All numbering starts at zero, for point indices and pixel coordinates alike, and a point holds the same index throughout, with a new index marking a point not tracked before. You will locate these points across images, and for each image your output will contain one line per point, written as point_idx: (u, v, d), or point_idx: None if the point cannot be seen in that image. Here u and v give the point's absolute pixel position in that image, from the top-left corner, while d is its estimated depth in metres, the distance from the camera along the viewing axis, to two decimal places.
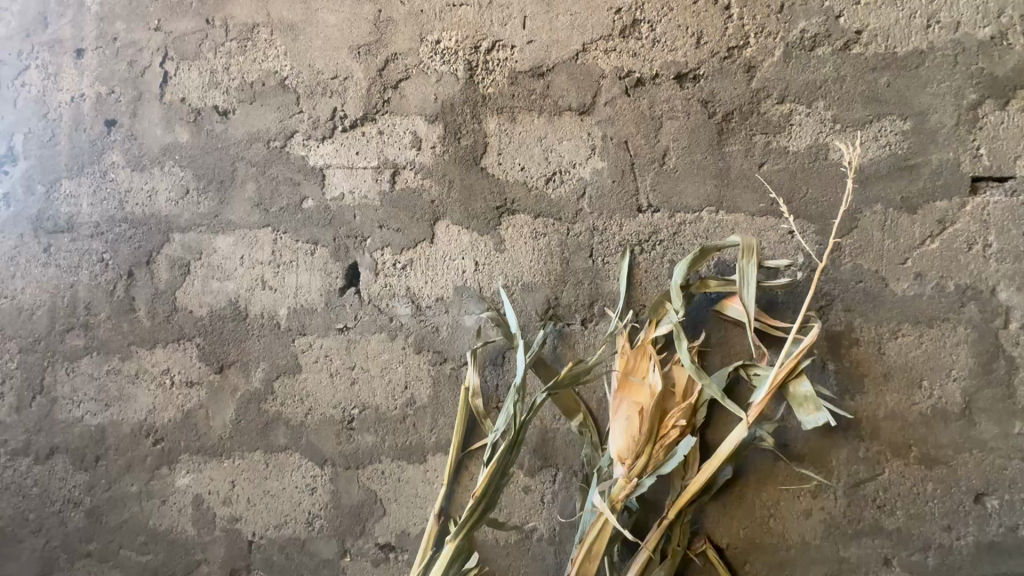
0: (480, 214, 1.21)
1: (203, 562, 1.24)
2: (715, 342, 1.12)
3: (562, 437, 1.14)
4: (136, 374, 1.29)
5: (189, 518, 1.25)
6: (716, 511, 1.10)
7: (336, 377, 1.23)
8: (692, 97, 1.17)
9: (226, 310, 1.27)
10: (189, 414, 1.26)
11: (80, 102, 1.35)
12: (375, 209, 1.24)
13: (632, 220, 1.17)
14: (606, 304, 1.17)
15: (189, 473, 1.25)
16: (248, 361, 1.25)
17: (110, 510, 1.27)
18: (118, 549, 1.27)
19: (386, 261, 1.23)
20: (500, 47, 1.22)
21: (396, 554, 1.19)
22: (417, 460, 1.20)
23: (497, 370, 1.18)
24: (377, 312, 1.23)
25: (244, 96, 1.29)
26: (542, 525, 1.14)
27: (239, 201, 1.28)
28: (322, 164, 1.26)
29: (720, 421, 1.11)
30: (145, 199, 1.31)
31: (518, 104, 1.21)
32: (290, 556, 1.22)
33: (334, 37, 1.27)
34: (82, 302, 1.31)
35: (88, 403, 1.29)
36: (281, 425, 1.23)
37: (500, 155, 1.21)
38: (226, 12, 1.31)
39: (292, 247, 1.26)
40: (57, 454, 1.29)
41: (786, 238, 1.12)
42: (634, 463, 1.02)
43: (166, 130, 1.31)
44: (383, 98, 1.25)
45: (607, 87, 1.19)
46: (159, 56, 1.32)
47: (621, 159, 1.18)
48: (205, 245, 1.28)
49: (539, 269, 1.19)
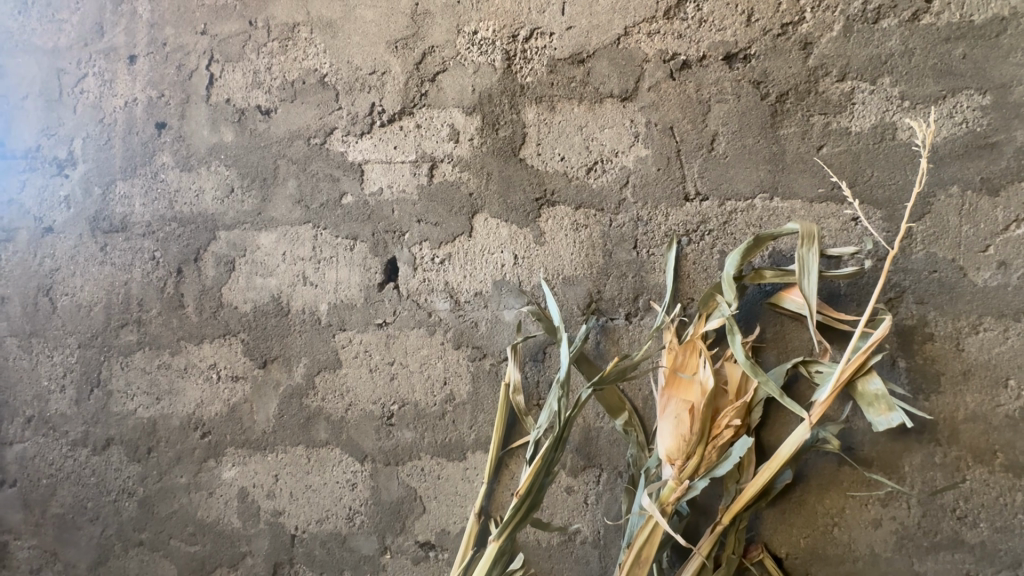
0: (519, 206, 1.18)
1: (248, 555, 1.26)
2: (770, 337, 1.05)
3: (606, 436, 1.10)
4: (185, 368, 1.32)
5: (234, 510, 1.27)
6: (773, 518, 1.03)
7: (376, 372, 1.22)
8: (742, 78, 1.10)
9: (269, 306, 1.28)
10: (235, 408, 1.29)
11: (133, 106, 1.40)
12: (413, 203, 1.23)
13: (678, 209, 1.11)
14: (651, 297, 1.12)
15: (235, 466, 1.27)
16: (290, 356, 1.26)
17: (160, 501, 1.31)
18: (168, 539, 1.30)
19: (424, 256, 1.22)
20: (539, 34, 1.19)
21: (437, 552, 1.18)
22: (456, 458, 1.18)
23: (538, 366, 1.15)
24: (415, 307, 1.21)
25: (286, 95, 1.31)
26: (586, 527, 1.10)
27: (281, 199, 1.29)
28: (361, 160, 1.26)
29: (778, 421, 1.04)
30: (193, 199, 1.34)
31: (558, 93, 1.18)
32: (331, 551, 1.22)
33: (372, 33, 1.27)
34: (134, 299, 1.36)
35: (140, 396, 1.34)
36: (322, 421, 1.24)
37: (539, 146, 1.18)
38: (268, 13, 1.33)
39: (332, 243, 1.26)
40: (112, 445, 1.34)
41: (848, 226, 1.04)
42: (685, 465, 0.96)
43: (212, 131, 1.35)
44: (420, 91, 1.24)
45: (651, 71, 1.14)
46: (206, 59, 1.36)
47: (667, 145, 1.13)
48: (249, 242, 1.30)
49: (581, 261, 1.15)
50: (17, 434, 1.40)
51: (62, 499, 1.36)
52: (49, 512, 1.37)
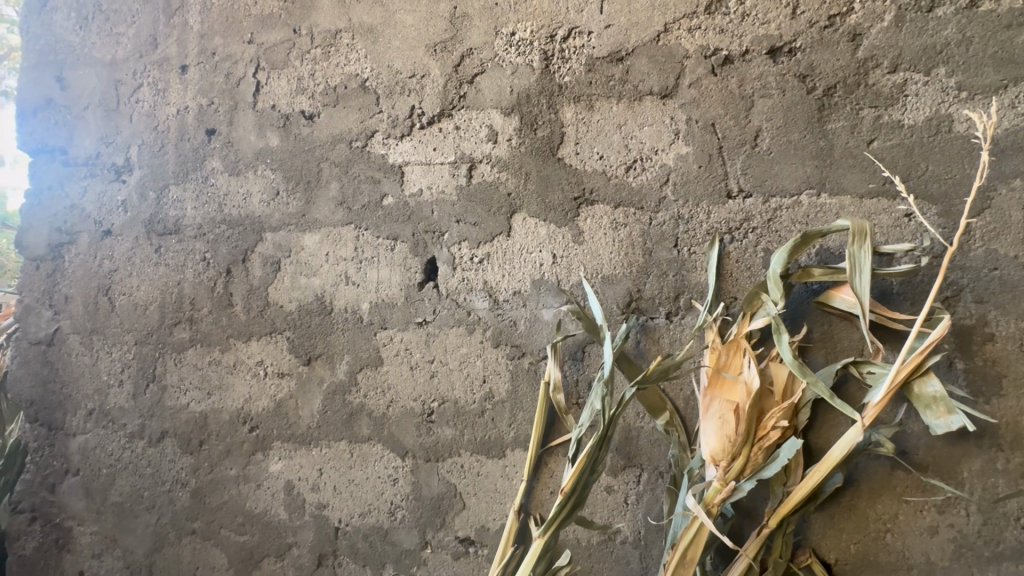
0: (558, 205, 1.18)
1: (294, 545, 1.30)
2: (817, 337, 1.03)
3: (647, 436, 1.09)
4: (234, 365, 1.37)
5: (281, 502, 1.31)
6: (821, 523, 1.01)
7: (416, 370, 1.24)
8: (787, 72, 1.08)
9: (313, 305, 1.32)
10: (281, 404, 1.33)
11: (184, 114, 1.46)
12: (452, 203, 1.24)
13: (720, 206, 1.10)
14: (693, 296, 1.11)
15: (281, 459, 1.32)
16: (334, 354, 1.30)
17: (211, 492, 1.36)
18: (219, 528, 1.36)
19: (464, 255, 1.23)
20: (577, 34, 1.19)
21: (476, 548, 1.19)
22: (496, 455, 1.19)
23: (577, 365, 1.15)
24: (455, 306, 1.23)
25: (329, 100, 1.35)
26: (626, 527, 1.09)
27: (324, 201, 1.33)
28: (401, 162, 1.29)
29: (826, 423, 1.01)
30: (241, 201, 1.40)
31: (596, 91, 1.18)
32: (373, 544, 1.25)
33: (412, 37, 1.30)
34: (187, 298, 1.42)
35: (192, 391, 1.40)
36: (364, 417, 1.27)
37: (578, 145, 1.18)
38: (311, 21, 1.37)
39: (373, 243, 1.29)
40: (166, 438, 1.41)
41: (901, 222, 1.01)
42: (730, 466, 0.95)
43: (259, 136, 1.40)
44: (459, 93, 1.26)
45: (691, 67, 1.13)
46: (253, 67, 1.41)
47: (708, 142, 1.11)
48: (294, 243, 1.35)
49: (620, 260, 1.14)
50: (79, 425, 1.48)
51: (121, 488, 1.43)
52: (109, 500, 1.44)
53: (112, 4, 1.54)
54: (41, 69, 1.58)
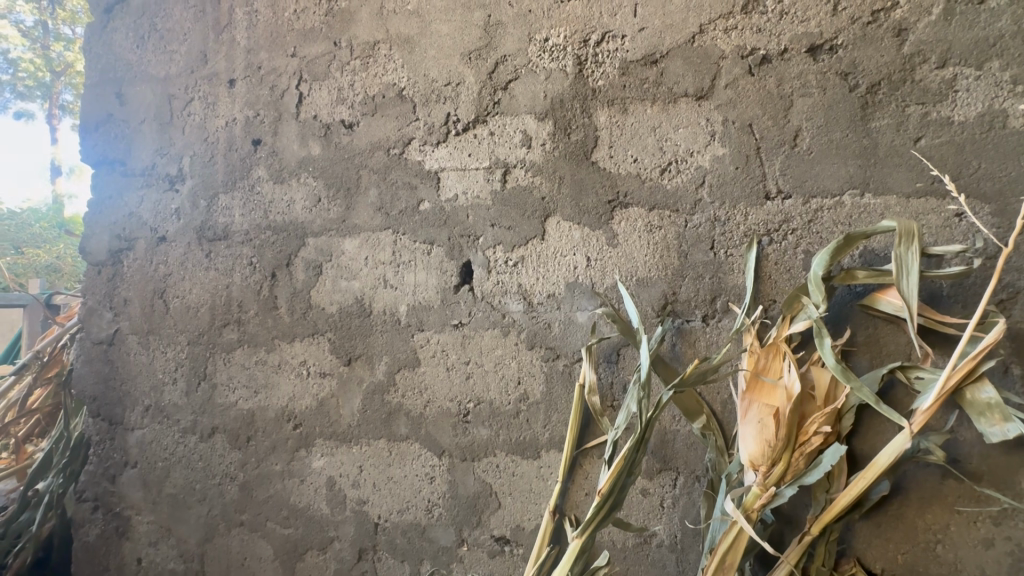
0: (592, 209, 1.19)
1: (336, 539, 1.35)
2: (861, 341, 1.00)
3: (683, 439, 1.09)
4: (279, 365, 1.43)
5: (323, 497, 1.36)
6: (866, 531, 0.98)
7: (452, 371, 1.27)
8: (828, 70, 1.06)
9: (353, 307, 1.37)
10: (323, 402, 1.38)
11: (232, 125, 1.54)
12: (487, 208, 1.27)
13: (758, 208, 1.09)
14: (730, 299, 1.10)
15: (323, 456, 1.37)
16: (373, 354, 1.34)
17: (258, 486, 1.43)
18: (265, 521, 1.42)
19: (498, 259, 1.26)
20: (610, 38, 1.20)
21: (511, 548, 1.21)
22: (531, 456, 1.21)
23: (612, 368, 1.16)
24: (490, 309, 1.25)
25: (367, 109, 1.39)
26: (662, 530, 1.09)
27: (364, 207, 1.37)
28: (437, 168, 1.32)
29: (871, 429, 0.99)
30: (285, 208, 1.46)
31: (630, 95, 1.18)
32: (411, 540, 1.28)
33: (447, 45, 1.33)
34: (235, 301, 1.49)
35: (240, 389, 1.47)
36: (402, 416, 1.31)
37: (611, 148, 1.19)
38: (351, 33, 1.43)
39: (410, 247, 1.33)
40: (216, 433, 1.48)
41: (951, 222, 0.98)
42: (770, 471, 0.93)
43: (302, 146, 1.45)
44: (493, 99, 1.28)
45: (727, 68, 1.12)
46: (296, 79, 1.47)
47: (745, 143, 1.10)
48: (335, 248, 1.40)
49: (655, 263, 1.14)
50: (137, 421, 1.57)
51: (175, 481, 1.52)
52: (164, 491, 1.53)
53: (166, 23, 1.63)
54: (102, 86, 1.69)
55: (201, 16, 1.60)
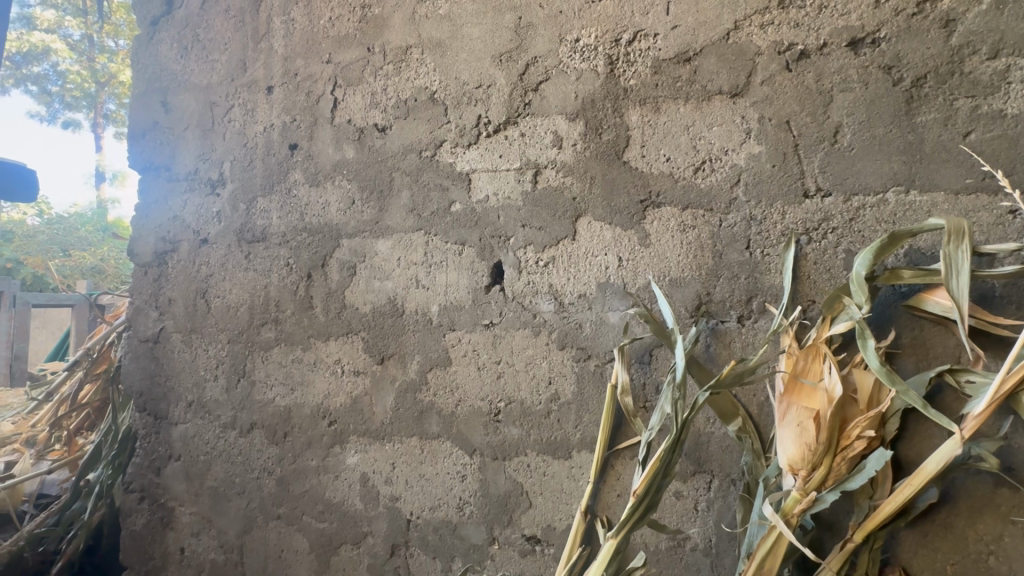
0: (624, 209, 1.18)
1: (369, 534, 1.37)
2: (906, 343, 0.97)
3: (718, 442, 1.07)
4: (314, 363, 1.47)
5: (357, 493, 1.39)
6: (913, 541, 0.95)
7: (484, 370, 1.28)
8: (870, 64, 1.03)
9: (386, 308, 1.40)
10: (357, 400, 1.41)
11: (270, 131, 1.59)
12: (518, 208, 1.28)
13: (796, 206, 1.06)
14: (767, 299, 1.08)
15: (357, 452, 1.40)
16: (405, 354, 1.37)
17: (295, 480, 1.47)
18: (301, 515, 1.45)
19: (529, 259, 1.26)
20: (642, 36, 1.19)
21: (543, 547, 1.21)
22: (562, 455, 1.21)
23: (645, 368, 1.15)
24: (521, 309, 1.26)
25: (400, 113, 1.42)
26: (697, 534, 1.08)
27: (396, 208, 1.40)
28: (468, 169, 1.33)
29: (917, 434, 0.95)
30: (321, 210, 1.50)
31: (663, 93, 1.17)
32: (443, 537, 1.30)
33: (478, 48, 1.34)
34: (273, 301, 1.54)
35: (278, 386, 1.51)
36: (433, 414, 1.33)
37: (643, 147, 1.18)
38: (384, 39, 1.46)
39: (442, 248, 1.35)
40: (255, 429, 1.53)
41: (1004, 220, 0.94)
42: (811, 476, 0.91)
43: (336, 149, 1.49)
44: (524, 101, 1.29)
45: (764, 64, 1.10)
46: (331, 85, 1.51)
47: (783, 140, 1.08)
48: (368, 249, 1.43)
49: (688, 263, 1.13)
50: (180, 415, 1.64)
51: (216, 474, 1.57)
52: (205, 484, 1.58)
53: (208, 34, 1.70)
54: (148, 95, 1.77)
55: (240, 26, 1.66)
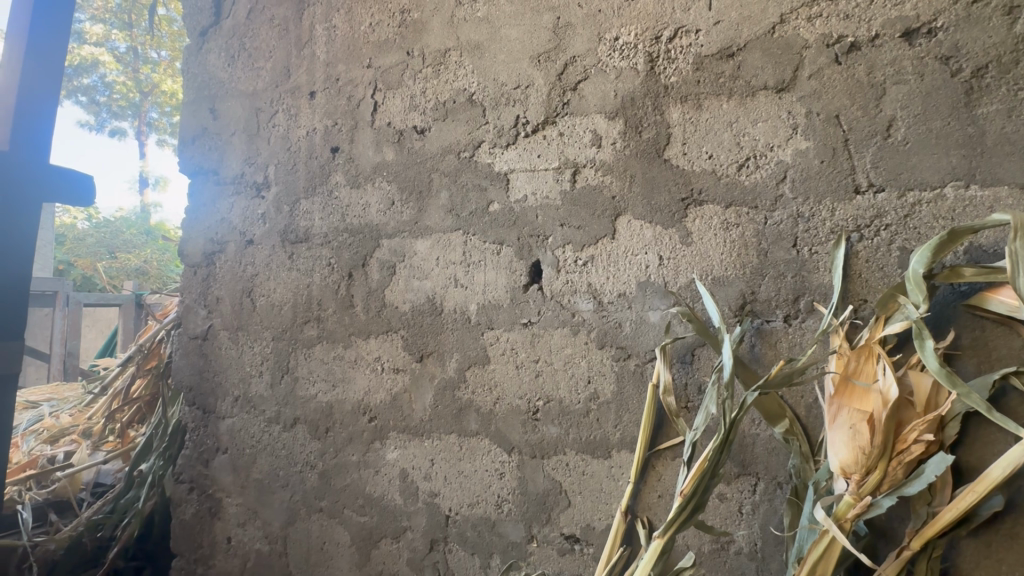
0: (665, 207, 1.17)
1: (409, 529, 1.40)
2: (966, 344, 0.93)
3: (764, 444, 1.05)
4: (355, 360, 1.51)
5: (396, 488, 1.42)
6: (974, 550, 0.91)
7: (522, 369, 1.29)
8: (925, 54, 1.00)
9: (425, 306, 1.42)
10: (397, 397, 1.44)
11: (313, 134, 1.64)
12: (556, 208, 1.28)
13: (846, 202, 1.04)
14: (815, 298, 1.05)
15: (397, 448, 1.43)
16: (444, 352, 1.39)
17: (337, 474, 1.51)
18: (342, 508, 1.49)
19: (568, 258, 1.26)
20: (683, 33, 1.18)
21: (582, 546, 1.21)
22: (601, 455, 1.20)
23: (686, 368, 1.14)
24: (560, 308, 1.26)
25: (439, 115, 1.44)
26: (742, 537, 1.06)
27: (435, 209, 1.42)
28: (506, 169, 1.34)
29: (980, 439, 0.91)
30: (361, 211, 1.53)
31: (705, 90, 1.16)
32: (481, 534, 1.31)
33: (516, 49, 1.35)
34: (315, 300, 1.58)
35: (320, 383, 1.56)
36: (472, 412, 1.34)
37: (685, 145, 1.17)
38: (423, 42, 1.48)
39: (480, 247, 1.36)
40: (298, 424, 1.58)
41: None
42: (864, 480, 0.88)
43: (377, 152, 1.52)
44: (563, 100, 1.29)
45: (812, 58, 1.07)
46: (371, 89, 1.55)
47: (833, 135, 1.05)
48: (408, 249, 1.46)
49: (732, 261, 1.11)
50: (227, 410, 1.70)
51: (261, 467, 1.63)
52: (251, 476, 1.64)
53: (253, 42, 1.76)
54: (198, 103, 1.84)
55: (285, 34, 1.71)
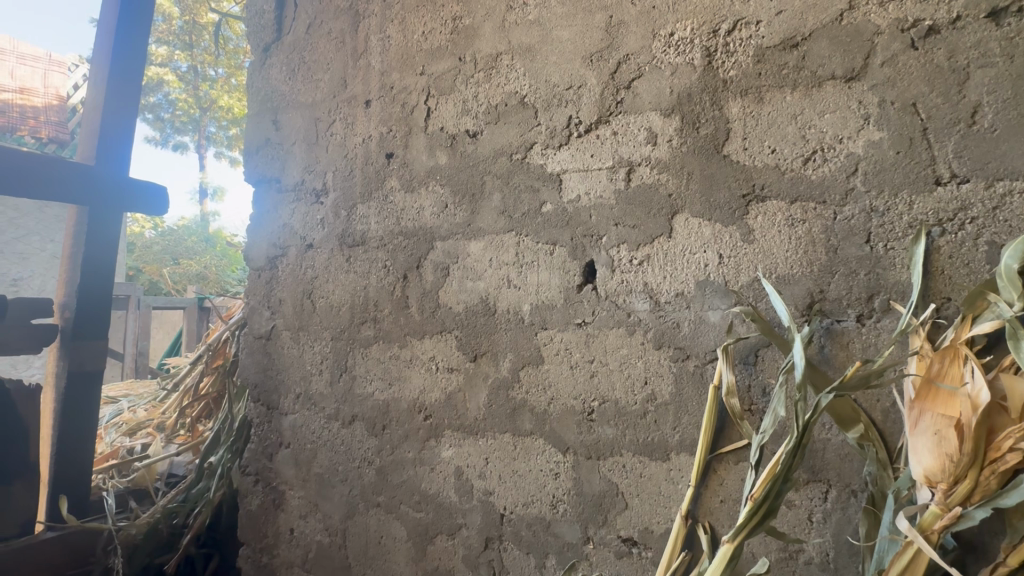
0: (725, 204, 1.15)
1: (464, 526, 1.42)
2: None
3: (835, 450, 1.01)
4: (410, 359, 1.55)
5: (452, 486, 1.45)
6: None
7: (576, 369, 1.29)
8: (1014, 35, 0.94)
9: (479, 307, 1.44)
10: (451, 396, 1.47)
11: (368, 141, 1.69)
12: (610, 207, 1.27)
13: (926, 195, 0.98)
14: (891, 297, 1.00)
15: (452, 447, 1.45)
16: (498, 352, 1.40)
17: (393, 470, 1.55)
18: (399, 504, 1.53)
19: (623, 258, 1.25)
20: (743, 25, 1.15)
21: (640, 550, 1.19)
22: (659, 458, 1.18)
23: (750, 370, 1.11)
24: (614, 308, 1.25)
25: (491, 118, 1.46)
26: (813, 547, 1.01)
27: (488, 211, 1.44)
28: (559, 170, 1.35)
29: None
30: (416, 215, 1.57)
31: (767, 83, 1.12)
32: (537, 534, 1.31)
33: (569, 50, 1.36)
34: (372, 301, 1.63)
35: (377, 381, 1.60)
36: (526, 412, 1.35)
37: (746, 139, 1.14)
38: (474, 47, 1.51)
39: (533, 248, 1.37)
40: (356, 421, 1.63)
41: None
42: (952, 489, 0.83)
43: (430, 156, 1.56)
44: (616, 99, 1.28)
45: (884, 44, 1.02)
46: (424, 95, 1.59)
47: (909, 125, 1.00)
48: (461, 250, 1.48)
49: (798, 259, 1.07)
50: (290, 406, 1.78)
51: (321, 461, 1.69)
52: (312, 470, 1.71)
53: (313, 56, 1.85)
54: (262, 115, 1.94)
55: (342, 46, 1.78)
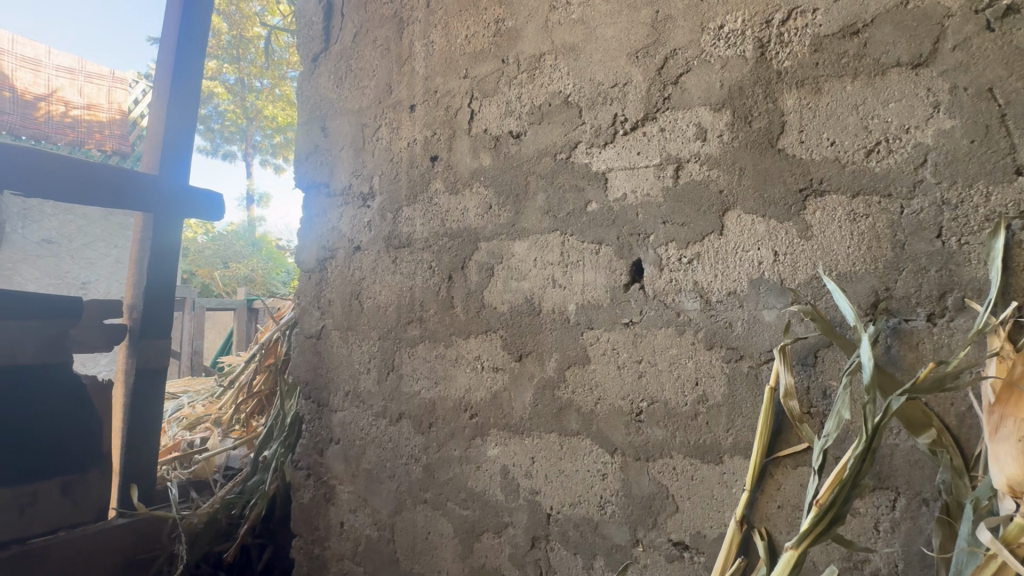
0: (780, 200, 1.11)
1: (510, 525, 1.43)
2: None
3: (904, 456, 0.96)
4: (455, 359, 1.57)
5: (498, 484, 1.46)
6: None
7: (624, 369, 1.28)
8: None
9: (523, 306, 1.45)
10: (496, 395, 1.48)
11: (413, 145, 1.73)
12: (658, 205, 1.25)
13: (1004, 185, 0.92)
14: (966, 295, 0.94)
15: (497, 445, 1.46)
16: (543, 352, 1.40)
17: (440, 468, 1.57)
18: (446, 500, 1.55)
19: (671, 257, 1.23)
20: (798, 14, 1.11)
21: (692, 554, 1.17)
22: (712, 460, 1.16)
23: (809, 371, 1.07)
24: (663, 307, 1.23)
25: (534, 119, 1.47)
26: (880, 557, 0.97)
27: (532, 211, 1.45)
28: (604, 169, 1.34)
29: None
30: (460, 216, 1.60)
31: (825, 72, 1.08)
32: (584, 534, 1.31)
33: (614, 48, 1.34)
34: (418, 301, 1.67)
35: (423, 380, 1.64)
36: (573, 412, 1.34)
37: (802, 132, 1.10)
38: (517, 49, 1.52)
39: (579, 247, 1.36)
40: (403, 418, 1.67)
41: None
42: None
43: (474, 158, 1.58)
44: (663, 95, 1.27)
45: (955, 27, 0.96)
46: (468, 98, 1.61)
47: (984, 111, 0.94)
48: (505, 251, 1.49)
49: (861, 256, 1.03)
50: (339, 403, 1.83)
51: (370, 458, 1.74)
52: (361, 466, 1.76)
53: (359, 63, 1.90)
54: (311, 122, 2.01)
55: (387, 53, 1.83)
